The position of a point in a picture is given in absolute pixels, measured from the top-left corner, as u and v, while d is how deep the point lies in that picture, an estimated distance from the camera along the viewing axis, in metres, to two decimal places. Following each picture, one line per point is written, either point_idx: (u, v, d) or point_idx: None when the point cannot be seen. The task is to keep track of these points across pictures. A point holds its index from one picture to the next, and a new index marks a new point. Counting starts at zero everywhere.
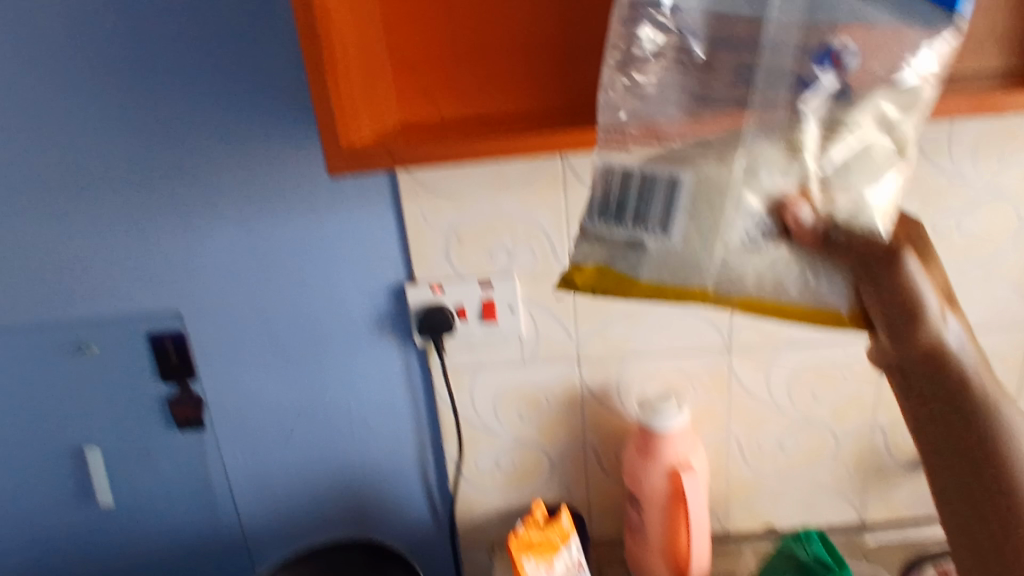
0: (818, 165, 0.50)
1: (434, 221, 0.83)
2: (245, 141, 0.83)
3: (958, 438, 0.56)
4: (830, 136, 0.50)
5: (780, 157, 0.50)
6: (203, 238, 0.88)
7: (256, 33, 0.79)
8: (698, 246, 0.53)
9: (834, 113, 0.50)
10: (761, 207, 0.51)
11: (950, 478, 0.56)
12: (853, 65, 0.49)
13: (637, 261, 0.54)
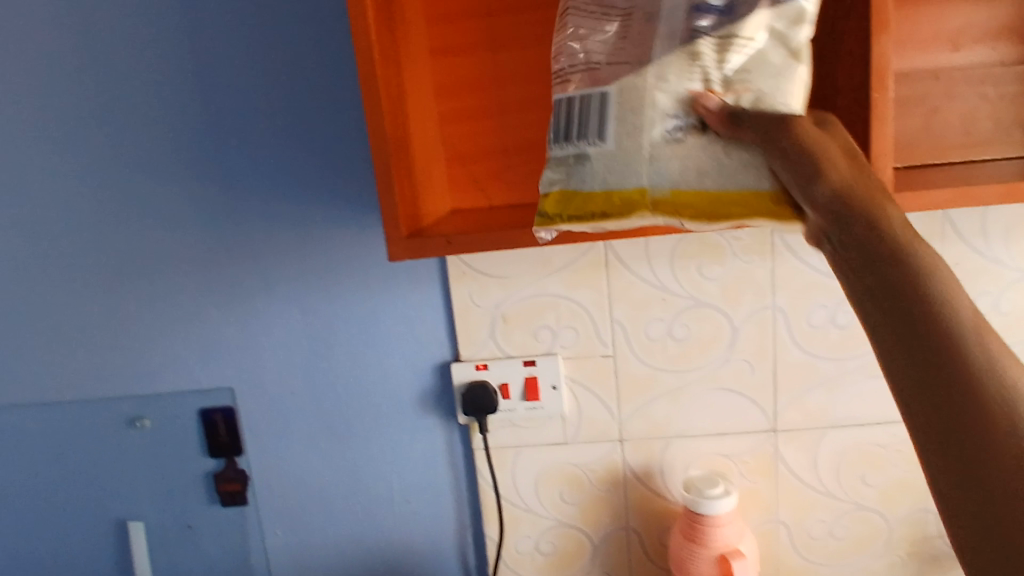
0: (716, 68, 0.53)
1: (482, 301, 0.86)
2: (303, 226, 0.88)
3: (934, 353, 0.43)
4: (733, 45, 0.53)
5: (680, 50, 0.53)
6: (260, 316, 0.93)
7: (320, 128, 0.85)
8: (629, 148, 0.55)
9: (737, 28, 0.52)
10: (675, 106, 0.54)
11: (934, 412, 0.42)
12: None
13: (585, 175, 0.56)
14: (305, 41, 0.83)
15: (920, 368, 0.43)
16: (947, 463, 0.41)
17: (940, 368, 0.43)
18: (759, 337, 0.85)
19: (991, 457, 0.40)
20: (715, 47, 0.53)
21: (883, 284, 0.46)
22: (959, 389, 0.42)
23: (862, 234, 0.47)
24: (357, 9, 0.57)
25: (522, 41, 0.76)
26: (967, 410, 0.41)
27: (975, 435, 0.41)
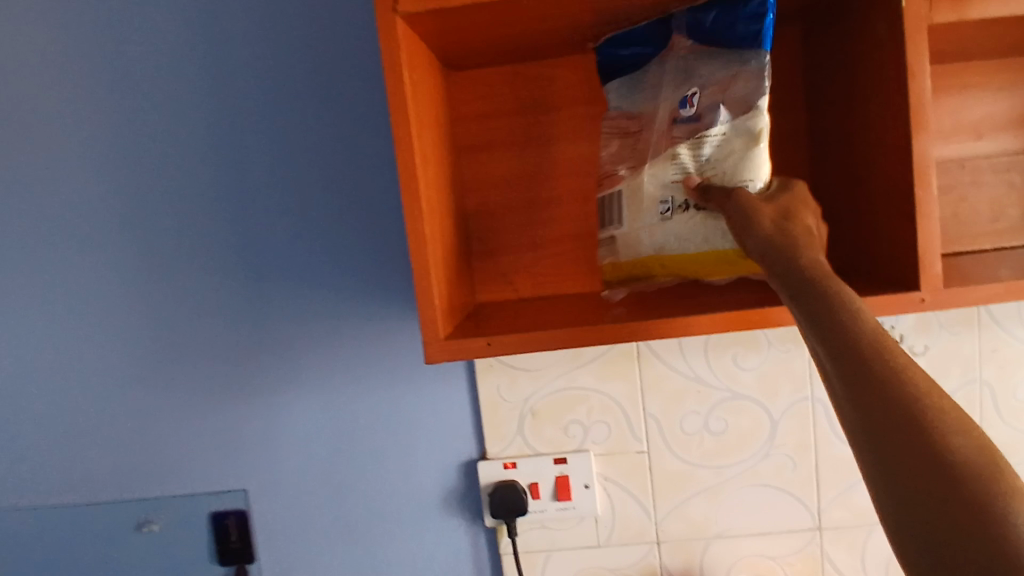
0: (693, 161, 0.61)
1: (511, 397, 0.83)
2: (325, 319, 0.86)
3: (865, 377, 0.44)
4: (704, 140, 0.60)
5: (663, 150, 0.62)
6: (280, 413, 0.89)
7: (347, 221, 0.84)
8: (639, 227, 0.64)
9: (706, 128, 0.60)
10: (664, 190, 0.62)
11: (885, 451, 0.41)
12: (705, 97, 0.61)
13: (617, 251, 0.66)
14: (333, 138, 0.83)
15: (867, 407, 0.43)
16: (903, 508, 0.40)
17: (885, 404, 0.42)
18: (799, 430, 0.82)
19: (947, 495, 0.38)
20: (691, 143, 0.61)
21: (820, 328, 0.47)
22: (907, 428, 0.41)
23: (802, 285, 0.50)
24: (399, 114, 0.58)
25: (550, 139, 0.78)
26: (919, 449, 0.40)
27: (930, 475, 0.39)
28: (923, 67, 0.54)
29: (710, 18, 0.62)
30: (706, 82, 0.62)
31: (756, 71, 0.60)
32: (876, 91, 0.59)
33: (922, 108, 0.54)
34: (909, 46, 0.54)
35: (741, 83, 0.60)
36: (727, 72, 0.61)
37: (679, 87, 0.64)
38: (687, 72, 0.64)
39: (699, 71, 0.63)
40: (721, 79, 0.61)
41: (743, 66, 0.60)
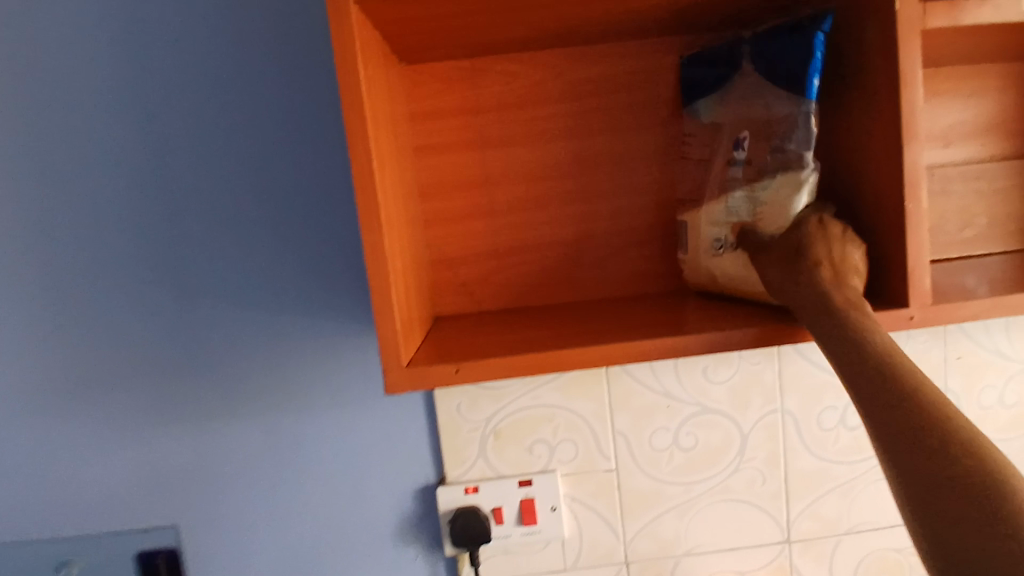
0: (744, 207, 0.62)
1: (472, 417, 0.78)
2: (267, 336, 0.79)
3: (878, 404, 0.46)
4: (754, 186, 0.61)
5: (719, 190, 0.64)
6: (216, 441, 0.81)
7: (289, 229, 0.77)
8: (701, 258, 0.65)
9: (760, 174, 0.61)
10: (718, 229, 0.63)
11: (903, 473, 0.43)
12: (759, 141, 0.62)
13: (691, 271, 0.67)
14: (272, 137, 0.75)
15: (886, 432, 0.45)
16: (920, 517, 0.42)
17: (899, 425, 0.45)
18: (769, 442, 0.80)
19: (960, 508, 0.40)
20: (740, 189, 0.62)
21: (837, 354, 0.50)
22: (920, 444, 0.43)
23: (812, 314, 0.52)
24: (354, 115, 0.51)
25: (514, 141, 0.72)
26: (933, 464, 0.42)
27: (942, 487, 0.41)
28: (915, 74, 0.51)
29: (772, 44, 0.59)
30: (761, 123, 0.62)
31: (806, 118, 0.58)
32: (863, 98, 0.56)
33: (913, 118, 0.52)
34: (901, 53, 0.51)
35: (796, 126, 0.59)
36: (783, 113, 0.60)
37: (737, 124, 0.64)
38: (744, 108, 0.63)
39: (758, 107, 0.62)
40: (776, 121, 0.61)
41: (793, 110, 0.59)
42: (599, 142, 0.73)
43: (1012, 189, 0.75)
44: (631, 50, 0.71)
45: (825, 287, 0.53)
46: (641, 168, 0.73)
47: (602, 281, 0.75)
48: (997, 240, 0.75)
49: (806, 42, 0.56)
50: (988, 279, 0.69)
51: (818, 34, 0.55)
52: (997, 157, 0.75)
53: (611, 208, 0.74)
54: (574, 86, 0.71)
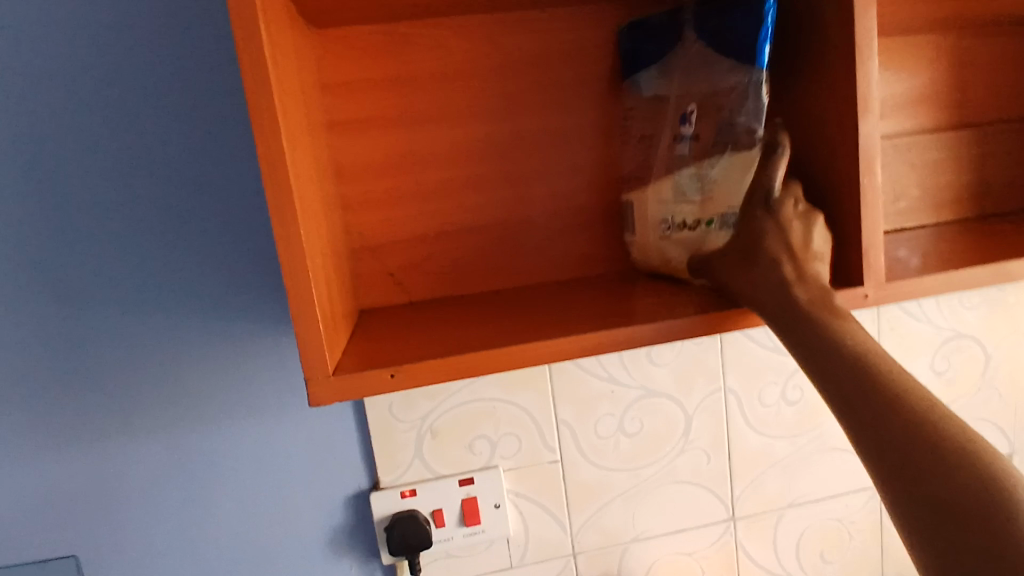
0: (694, 185, 0.58)
1: (406, 416, 0.72)
2: (170, 341, 0.69)
3: (868, 413, 0.47)
4: (702, 164, 0.58)
5: (665, 168, 0.60)
6: (113, 461, 0.71)
7: (187, 217, 0.67)
8: (650, 242, 0.61)
9: (707, 152, 0.58)
10: (667, 211, 0.59)
11: (902, 484, 0.45)
12: (704, 116, 0.59)
13: (640, 253, 0.64)
14: (162, 112, 0.65)
15: (879, 442, 0.46)
16: (913, 518, 0.44)
17: (886, 430, 0.46)
18: (713, 423, 0.78)
19: (957, 509, 0.42)
20: (688, 167, 0.59)
21: (817, 361, 0.50)
22: (910, 449, 0.45)
23: (787, 321, 0.51)
24: (256, 85, 0.43)
25: (441, 115, 0.66)
26: (923, 468, 0.44)
27: (936, 490, 0.43)
28: (871, 45, 0.49)
29: (717, 16, 0.57)
30: (705, 97, 0.59)
31: (758, 89, 0.56)
32: (817, 70, 0.54)
33: (868, 90, 0.50)
34: (856, 20, 0.49)
35: (743, 103, 0.57)
36: (730, 85, 0.57)
37: (679, 98, 0.60)
38: (688, 80, 0.60)
39: (703, 79, 0.59)
40: (722, 94, 0.58)
41: (742, 82, 0.56)
42: (533, 116, 0.67)
43: (941, 164, 0.79)
44: (565, 15, 0.65)
45: (794, 289, 0.51)
46: (579, 145, 0.68)
47: (541, 265, 0.70)
48: (926, 212, 0.79)
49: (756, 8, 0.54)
50: (920, 251, 0.70)
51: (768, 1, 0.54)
52: (930, 132, 0.78)
53: (547, 188, 0.69)
54: (505, 54, 0.65)
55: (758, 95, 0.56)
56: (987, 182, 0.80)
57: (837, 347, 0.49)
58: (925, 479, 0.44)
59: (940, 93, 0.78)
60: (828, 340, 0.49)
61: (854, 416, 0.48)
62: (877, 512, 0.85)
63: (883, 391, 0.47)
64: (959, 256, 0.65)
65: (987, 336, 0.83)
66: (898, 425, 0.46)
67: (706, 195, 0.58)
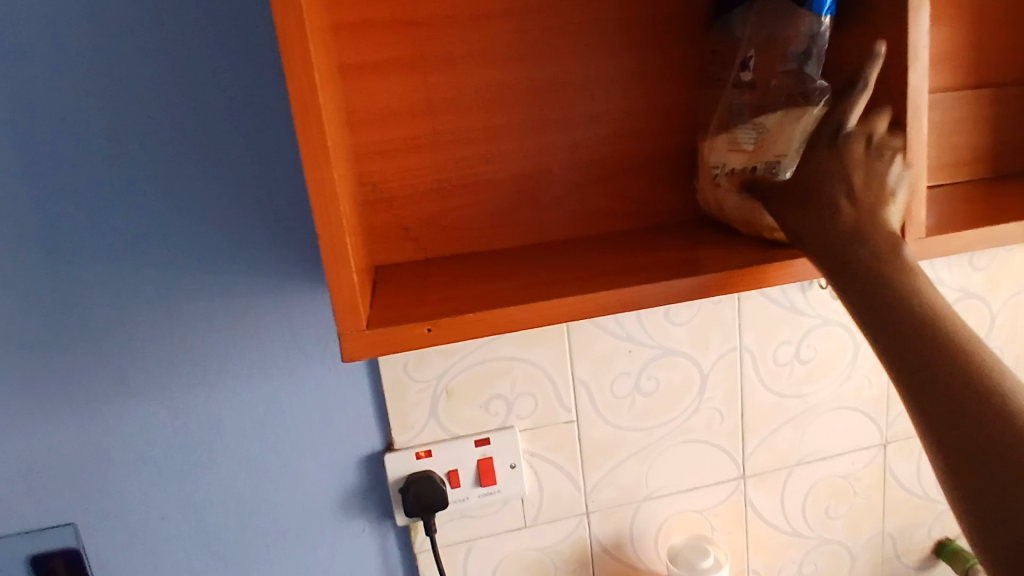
0: (747, 134, 0.57)
1: (420, 376, 0.70)
2: (173, 300, 0.66)
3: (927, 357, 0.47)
4: (759, 115, 0.57)
5: (723, 117, 0.59)
6: (115, 425, 0.68)
7: (189, 170, 0.64)
8: (709, 187, 0.62)
9: (766, 101, 0.57)
10: (720, 158, 0.59)
11: (955, 430, 0.45)
12: (763, 62, 0.57)
13: (705, 199, 0.64)
14: (160, 55, 0.61)
15: (935, 387, 0.46)
16: (946, 453, 0.45)
17: (935, 374, 0.46)
18: (727, 380, 0.78)
19: (988, 447, 0.43)
20: (745, 119, 0.58)
21: (876, 305, 0.49)
22: (947, 387, 0.45)
23: (846, 263, 0.51)
24: (285, 17, 0.40)
25: (459, 63, 0.63)
26: (960, 405, 0.45)
27: (971, 425, 0.44)
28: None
29: None
30: (765, 44, 0.57)
31: (818, 34, 0.55)
32: None
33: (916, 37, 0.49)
34: None
35: (815, 49, 0.55)
36: (790, 32, 0.55)
37: (749, 40, 0.58)
38: (753, 25, 0.57)
39: (766, 25, 0.56)
40: (783, 41, 0.56)
41: (802, 29, 0.55)
42: (555, 64, 0.64)
43: (956, 123, 0.78)
44: None
45: (853, 233, 0.51)
46: (604, 96, 0.66)
47: (561, 220, 0.68)
48: (938, 173, 0.79)
49: None
50: (940, 209, 0.69)
51: None
52: (947, 90, 0.77)
53: (569, 140, 0.66)
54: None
55: (819, 40, 0.55)
56: (1001, 141, 0.80)
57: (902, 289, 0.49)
58: (960, 416, 0.45)
59: (960, 50, 0.77)
60: (891, 283, 0.49)
61: (908, 364, 0.47)
62: (881, 467, 0.86)
63: (924, 331, 0.47)
64: (982, 213, 0.65)
65: (991, 291, 0.83)
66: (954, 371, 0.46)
67: (759, 143, 0.57)
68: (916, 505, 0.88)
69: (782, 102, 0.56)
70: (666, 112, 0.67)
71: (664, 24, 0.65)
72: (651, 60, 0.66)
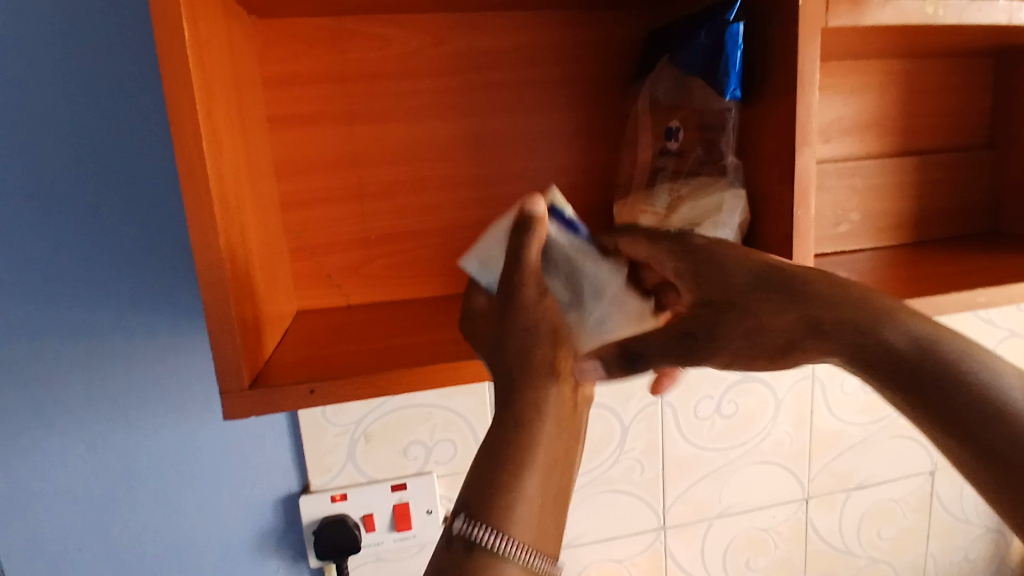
0: (662, 200, 0.59)
1: (339, 420, 0.71)
2: (93, 335, 0.66)
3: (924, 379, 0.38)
4: (677, 180, 0.59)
5: (649, 182, 0.62)
6: (29, 457, 0.68)
7: (114, 206, 0.64)
8: None
9: (685, 168, 0.59)
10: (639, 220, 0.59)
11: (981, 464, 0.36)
12: (689, 132, 0.59)
13: None
14: (91, 96, 0.62)
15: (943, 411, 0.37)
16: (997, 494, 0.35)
17: (936, 395, 0.38)
18: (648, 432, 0.79)
19: None
20: (665, 183, 0.60)
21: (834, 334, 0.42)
22: (956, 410, 0.37)
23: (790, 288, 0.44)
24: (174, 83, 0.40)
25: (390, 116, 0.64)
26: (975, 422, 0.36)
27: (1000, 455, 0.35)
28: (813, 77, 0.50)
29: (687, 35, 0.56)
30: (688, 116, 0.59)
31: (727, 117, 0.57)
32: (763, 100, 0.54)
33: (806, 122, 0.50)
34: (800, 48, 0.49)
35: (726, 125, 0.57)
36: (710, 108, 0.57)
37: (667, 112, 0.61)
38: (680, 93, 0.59)
39: (690, 99, 0.58)
40: (706, 114, 0.58)
41: (713, 106, 0.57)
42: (479, 121, 0.66)
43: (883, 189, 0.80)
44: (517, 18, 0.64)
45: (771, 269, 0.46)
46: (528, 152, 0.67)
47: None
48: (865, 236, 0.81)
49: (718, 32, 0.53)
50: (858, 274, 0.71)
51: (731, 27, 0.52)
52: (874, 156, 0.80)
53: (491, 194, 0.67)
54: (455, 56, 0.64)
55: (729, 120, 0.57)
56: (926, 207, 0.82)
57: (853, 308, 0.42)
58: (979, 443, 0.36)
59: (887, 120, 0.79)
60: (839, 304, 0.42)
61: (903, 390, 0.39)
62: (802, 522, 0.87)
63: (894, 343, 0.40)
64: (892, 282, 0.67)
65: None
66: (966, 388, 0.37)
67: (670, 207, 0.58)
68: (836, 559, 0.90)
69: (699, 171, 0.59)
70: (588, 170, 0.69)
71: (588, 85, 0.67)
72: (576, 119, 0.67)
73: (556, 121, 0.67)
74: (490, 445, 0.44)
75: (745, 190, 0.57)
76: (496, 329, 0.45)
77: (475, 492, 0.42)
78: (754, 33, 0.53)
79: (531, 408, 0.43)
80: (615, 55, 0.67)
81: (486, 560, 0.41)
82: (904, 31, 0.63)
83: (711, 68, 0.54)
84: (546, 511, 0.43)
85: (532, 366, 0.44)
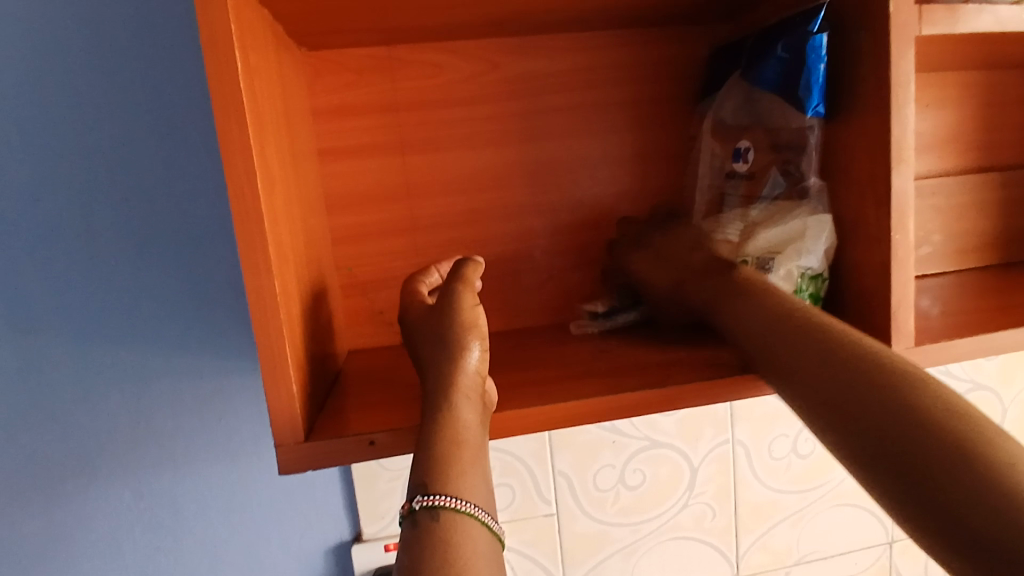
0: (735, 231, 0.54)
1: (393, 466, 0.66)
2: (141, 380, 0.64)
3: (799, 357, 0.41)
4: (749, 205, 0.56)
5: (717, 206, 0.59)
6: (75, 505, 0.66)
7: (162, 249, 0.62)
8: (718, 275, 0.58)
9: (758, 192, 0.56)
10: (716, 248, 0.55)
11: (845, 430, 0.37)
12: (762, 153, 0.56)
13: None
14: (140, 136, 0.61)
15: (813, 383, 0.40)
16: (860, 463, 0.36)
17: (806, 371, 0.40)
18: (718, 476, 0.73)
19: (924, 470, 0.33)
20: (736, 209, 0.56)
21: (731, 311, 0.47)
22: (924, 460, 0.33)
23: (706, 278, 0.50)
24: (225, 118, 0.38)
25: (439, 145, 0.61)
26: (841, 395, 0.38)
27: (863, 424, 0.36)
28: (908, 87, 0.45)
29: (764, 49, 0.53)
30: (759, 136, 0.56)
31: (807, 137, 0.53)
32: (848, 114, 0.50)
33: (903, 137, 0.46)
34: (892, 59, 0.45)
35: (807, 146, 0.53)
36: (789, 125, 0.54)
37: (737, 132, 0.58)
38: (754, 109, 0.56)
39: (765, 119, 0.55)
40: (782, 132, 0.54)
41: (791, 125, 0.53)
42: (534, 148, 0.63)
43: (966, 209, 0.75)
44: (573, 43, 0.61)
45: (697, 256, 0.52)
46: (585, 179, 0.64)
47: (539, 305, 0.65)
48: (947, 259, 0.75)
49: (799, 43, 0.49)
50: (944, 300, 0.65)
51: (813, 38, 0.48)
52: (955, 174, 0.74)
53: (547, 223, 0.64)
54: (509, 82, 0.61)
55: (809, 141, 0.53)
56: (1014, 228, 0.76)
57: (744, 291, 0.47)
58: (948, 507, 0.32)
59: (968, 135, 0.74)
60: (732, 285, 0.48)
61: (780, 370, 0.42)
62: (888, 570, 0.80)
63: (776, 325, 0.43)
64: (988, 309, 0.61)
65: (1004, 383, 0.79)
66: (833, 361, 0.39)
67: (746, 234, 0.54)
68: None
69: (777, 195, 0.55)
70: (649, 196, 0.65)
71: (648, 108, 0.64)
72: (636, 144, 0.64)
73: (617, 145, 0.64)
74: (421, 428, 0.41)
75: (830, 215, 0.52)
76: (419, 326, 0.46)
77: (420, 474, 0.39)
78: (835, 45, 0.50)
79: (449, 393, 0.41)
80: (677, 75, 0.63)
81: (463, 521, 0.37)
82: (993, 40, 0.58)
83: (791, 83, 0.51)
84: (486, 472, 0.41)
85: (445, 344, 0.44)
